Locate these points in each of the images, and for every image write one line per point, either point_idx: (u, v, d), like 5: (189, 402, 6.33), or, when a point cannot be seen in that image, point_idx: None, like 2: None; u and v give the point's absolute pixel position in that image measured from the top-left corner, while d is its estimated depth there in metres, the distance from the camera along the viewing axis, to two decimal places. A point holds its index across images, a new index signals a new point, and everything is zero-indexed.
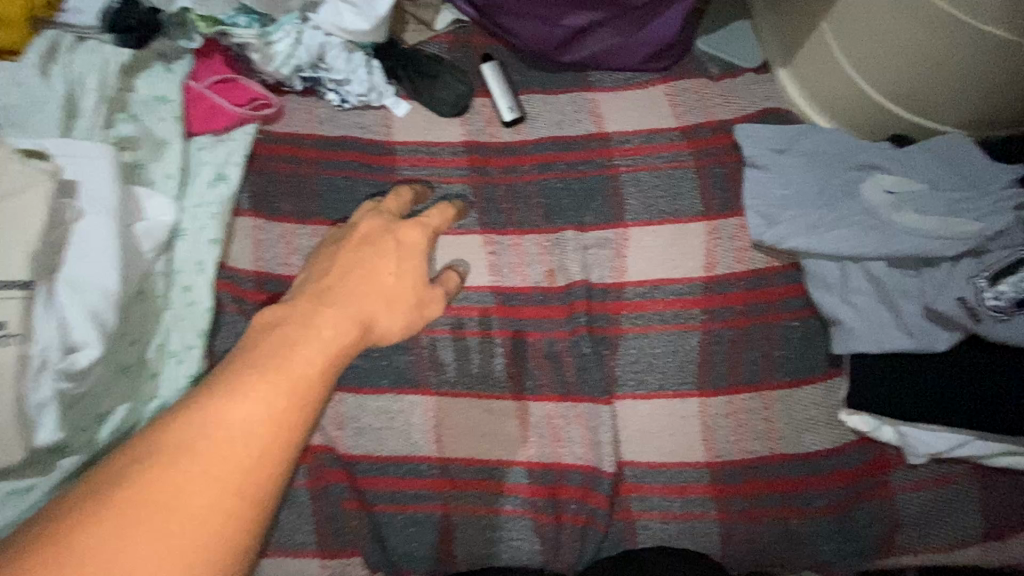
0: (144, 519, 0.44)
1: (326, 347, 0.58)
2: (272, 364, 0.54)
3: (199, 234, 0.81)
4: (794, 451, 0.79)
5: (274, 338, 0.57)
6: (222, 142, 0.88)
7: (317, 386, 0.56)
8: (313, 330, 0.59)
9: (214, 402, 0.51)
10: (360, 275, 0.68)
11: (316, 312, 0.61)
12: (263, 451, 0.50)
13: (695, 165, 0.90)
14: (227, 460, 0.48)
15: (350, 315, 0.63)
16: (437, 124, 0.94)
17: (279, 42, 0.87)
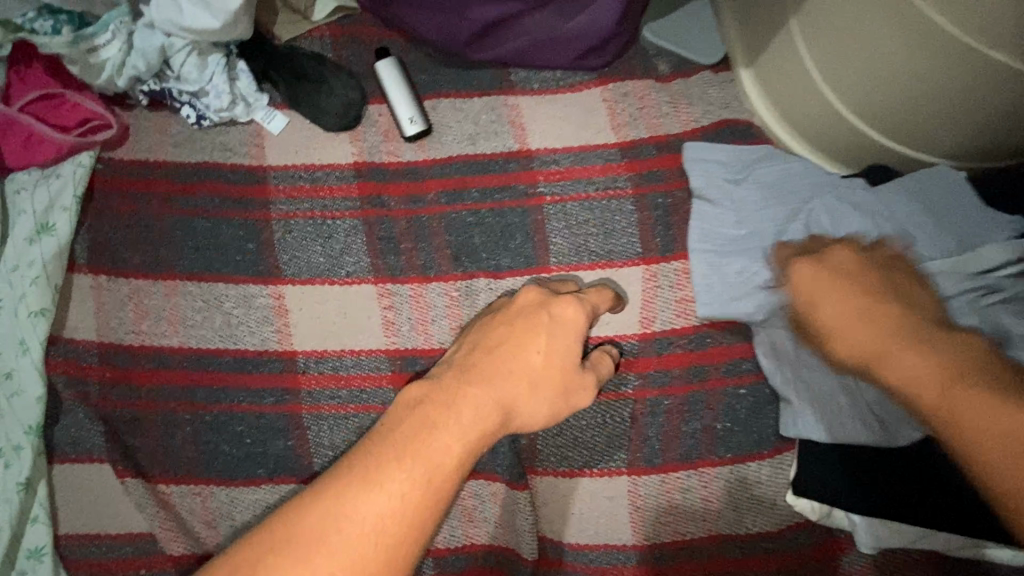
0: None
1: (467, 436, 0.52)
2: (413, 446, 0.50)
3: (20, 305, 0.66)
4: (732, 531, 0.71)
5: (416, 416, 0.52)
6: (48, 178, 0.71)
7: (453, 475, 0.50)
8: (454, 411, 0.53)
9: (346, 491, 0.47)
10: (513, 357, 0.60)
11: (461, 391, 0.55)
12: (387, 545, 0.46)
13: (634, 193, 0.75)
14: (351, 559, 0.45)
15: (489, 400, 0.55)
16: (322, 142, 0.77)
17: (106, 47, 0.70)
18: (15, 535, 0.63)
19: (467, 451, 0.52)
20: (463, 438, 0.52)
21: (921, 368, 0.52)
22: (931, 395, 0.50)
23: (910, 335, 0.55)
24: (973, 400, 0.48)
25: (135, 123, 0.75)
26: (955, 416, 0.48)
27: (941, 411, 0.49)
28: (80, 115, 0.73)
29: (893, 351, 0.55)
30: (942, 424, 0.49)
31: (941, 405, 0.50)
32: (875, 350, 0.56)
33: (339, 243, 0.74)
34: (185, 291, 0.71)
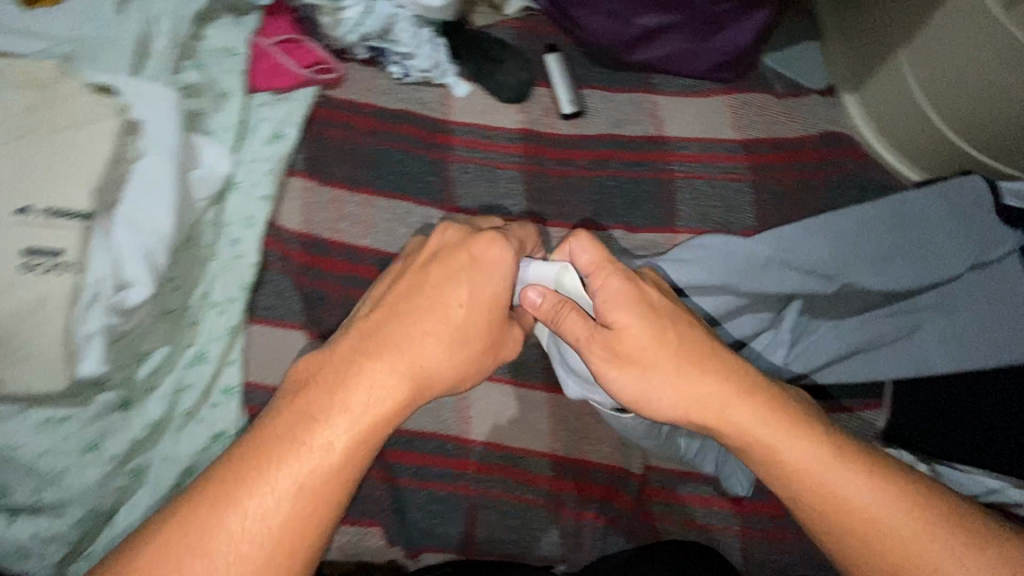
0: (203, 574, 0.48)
1: (367, 402, 0.54)
2: (351, 401, 0.54)
3: (253, 189, 0.82)
4: None
5: (314, 390, 0.55)
6: (282, 100, 0.88)
7: (378, 430, 0.54)
8: (350, 385, 0.55)
9: (231, 469, 0.51)
10: (409, 312, 0.59)
11: (354, 362, 0.56)
12: (323, 483, 0.51)
13: (752, 180, 0.89)
14: (299, 495, 0.50)
15: (404, 348, 0.57)
16: (496, 108, 0.94)
17: (349, 8, 0.88)
18: (217, 368, 0.75)
19: (401, 406, 0.56)
20: (387, 406, 0.55)
21: (786, 439, 0.56)
22: (768, 439, 0.56)
23: (746, 387, 0.58)
24: (808, 454, 0.55)
25: (350, 73, 0.93)
26: (781, 460, 0.56)
27: (761, 447, 0.57)
28: (314, 58, 0.90)
29: (714, 403, 0.57)
30: (761, 462, 0.57)
31: (763, 447, 0.57)
32: (759, 411, 0.57)
33: (497, 187, 0.89)
34: (369, 206, 0.86)
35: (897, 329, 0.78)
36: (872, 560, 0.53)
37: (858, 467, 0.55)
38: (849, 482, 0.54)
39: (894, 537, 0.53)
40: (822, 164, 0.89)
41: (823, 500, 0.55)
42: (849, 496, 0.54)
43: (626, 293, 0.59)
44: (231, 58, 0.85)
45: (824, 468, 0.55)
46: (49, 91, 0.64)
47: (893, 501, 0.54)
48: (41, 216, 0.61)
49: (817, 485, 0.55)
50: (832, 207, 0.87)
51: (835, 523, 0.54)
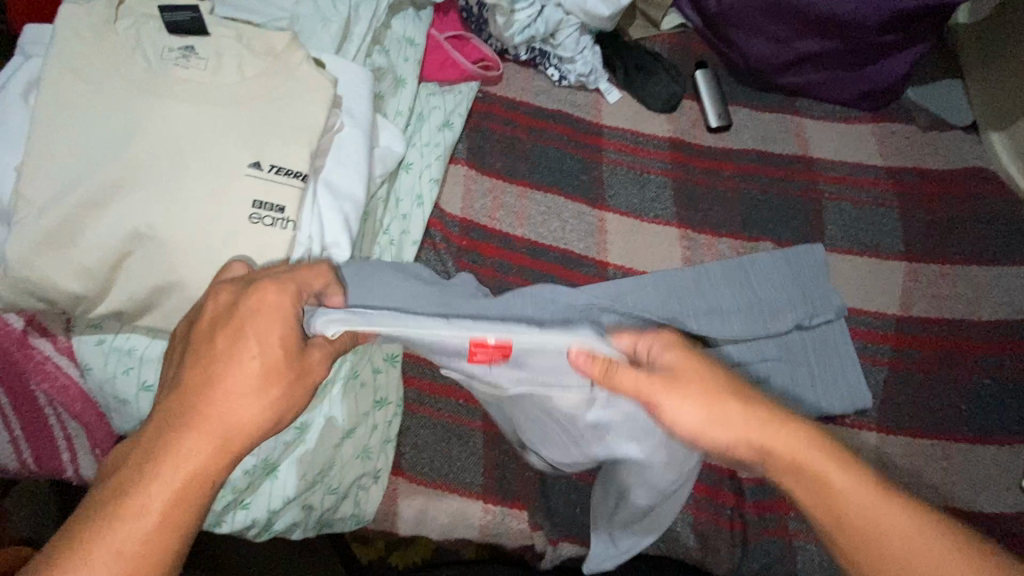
0: None
1: (191, 485, 0.44)
2: (168, 472, 0.44)
3: (424, 171, 0.86)
4: (969, 510, 0.75)
5: (128, 463, 0.45)
6: (448, 92, 0.92)
7: (188, 513, 0.44)
8: (162, 463, 0.44)
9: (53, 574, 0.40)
10: (260, 370, 0.47)
11: (168, 432, 0.45)
12: (158, 563, 0.42)
13: (898, 206, 0.90)
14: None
15: (248, 409, 0.47)
16: (646, 117, 0.97)
17: (521, 12, 0.92)
18: None
19: (210, 473, 0.45)
20: (193, 480, 0.44)
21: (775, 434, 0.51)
22: (762, 442, 0.50)
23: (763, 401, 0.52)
24: (826, 465, 0.49)
25: (508, 73, 0.98)
26: (812, 474, 0.49)
27: (810, 476, 0.49)
28: (479, 55, 0.95)
29: (773, 426, 0.51)
30: (803, 492, 0.50)
31: (811, 485, 0.49)
32: (752, 428, 0.51)
33: (645, 191, 0.91)
34: (524, 199, 0.89)
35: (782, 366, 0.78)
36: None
37: (863, 498, 0.48)
38: (810, 483, 0.49)
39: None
40: (972, 196, 0.90)
41: (876, 566, 0.46)
42: (889, 529, 0.47)
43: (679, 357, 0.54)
44: (409, 48, 0.89)
45: (840, 505, 0.48)
46: (281, 59, 0.69)
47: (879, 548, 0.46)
48: (271, 172, 0.65)
49: (867, 529, 0.47)
50: (983, 240, 0.87)
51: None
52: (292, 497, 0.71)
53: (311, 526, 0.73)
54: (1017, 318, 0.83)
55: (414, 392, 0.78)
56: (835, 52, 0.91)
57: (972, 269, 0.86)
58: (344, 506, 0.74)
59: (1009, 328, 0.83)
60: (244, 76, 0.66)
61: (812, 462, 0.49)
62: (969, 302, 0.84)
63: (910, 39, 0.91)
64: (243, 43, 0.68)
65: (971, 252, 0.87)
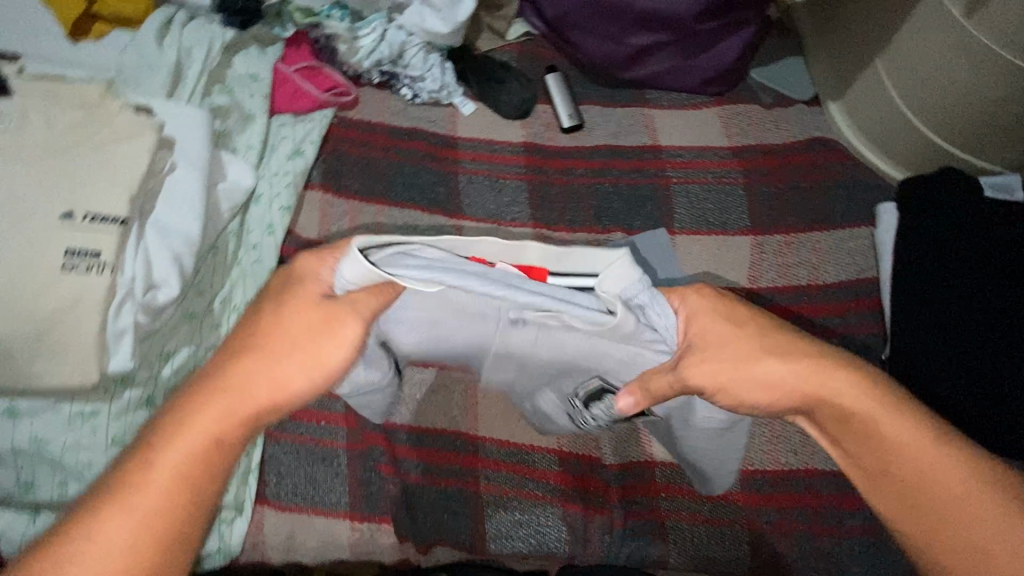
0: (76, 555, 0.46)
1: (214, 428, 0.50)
2: (209, 408, 0.50)
3: (275, 200, 0.88)
4: (828, 467, 0.81)
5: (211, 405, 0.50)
6: (301, 121, 0.94)
7: (205, 455, 0.50)
8: (198, 406, 0.50)
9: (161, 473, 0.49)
10: (277, 351, 0.52)
11: (209, 388, 0.51)
12: (186, 490, 0.49)
13: (745, 183, 0.93)
14: (146, 511, 0.47)
15: (261, 382, 0.51)
16: (501, 125, 0.99)
17: (364, 37, 0.96)
18: None
19: (228, 421, 0.50)
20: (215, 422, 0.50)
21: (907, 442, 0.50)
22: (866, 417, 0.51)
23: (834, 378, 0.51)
24: (875, 416, 0.51)
25: (365, 96, 0.99)
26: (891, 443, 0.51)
27: (859, 423, 0.51)
28: (331, 83, 0.96)
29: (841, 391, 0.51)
30: (850, 437, 0.52)
31: (855, 427, 0.51)
32: (810, 383, 0.52)
33: (497, 197, 0.94)
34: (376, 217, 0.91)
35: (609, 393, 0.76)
36: (949, 537, 0.49)
37: (911, 438, 0.50)
38: (927, 456, 0.50)
39: (945, 515, 0.49)
40: (811, 166, 0.93)
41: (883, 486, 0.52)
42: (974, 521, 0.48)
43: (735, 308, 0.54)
44: (255, 83, 0.91)
45: (915, 454, 0.50)
46: (97, 110, 0.71)
47: (910, 482, 0.50)
48: (84, 221, 0.66)
49: (922, 488, 0.50)
50: (823, 206, 0.91)
51: (908, 506, 0.51)
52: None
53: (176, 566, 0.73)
54: (859, 278, 0.86)
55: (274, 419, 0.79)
56: (669, 43, 0.96)
57: (814, 235, 0.89)
58: (208, 541, 0.74)
59: (852, 288, 0.86)
60: (56, 132, 0.69)
61: (919, 450, 0.50)
62: (815, 268, 0.87)
63: (734, 24, 0.95)
64: (55, 100, 0.70)
65: (813, 218, 0.90)
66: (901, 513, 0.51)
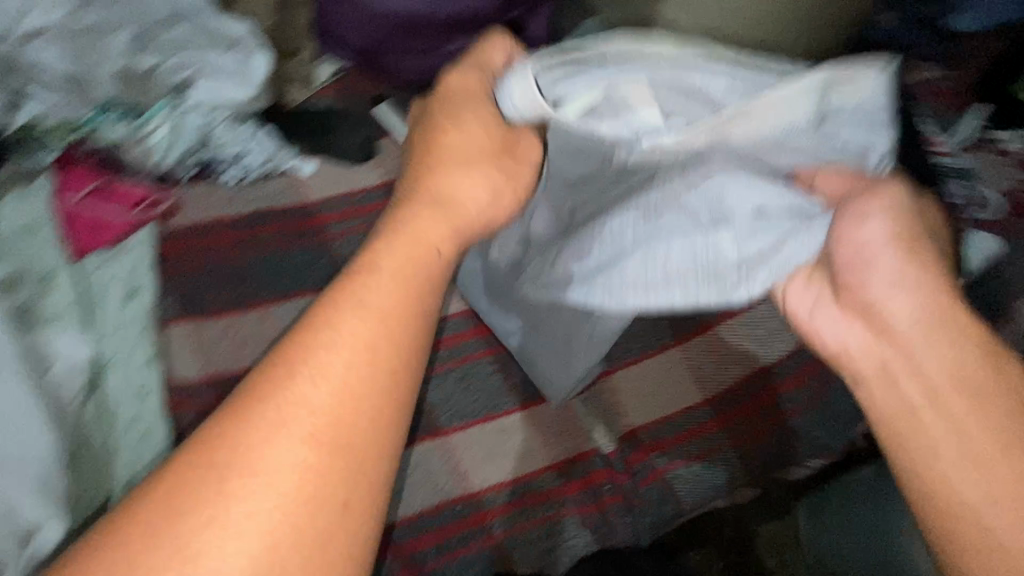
0: (189, 494, 0.44)
1: (354, 371, 0.49)
2: (312, 369, 0.49)
3: (137, 359, 0.72)
4: (767, 362, 0.89)
5: (306, 370, 0.49)
6: (119, 255, 0.78)
7: (353, 413, 0.48)
8: (327, 336, 0.50)
9: (258, 420, 0.47)
10: (338, 329, 0.51)
11: (334, 322, 0.51)
12: (332, 444, 0.47)
13: None
14: (296, 490, 0.45)
15: (334, 339, 0.50)
16: (349, 172, 0.91)
17: (155, 130, 0.82)
18: None
19: (368, 375, 0.50)
20: (332, 369, 0.49)
21: (956, 439, 0.52)
22: (910, 422, 0.55)
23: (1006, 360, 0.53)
24: (925, 418, 0.54)
25: (185, 199, 0.84)
26: (950, 493, 0.51)
27: (901, 429, 0.55)
28: (136, 196, 0.80)
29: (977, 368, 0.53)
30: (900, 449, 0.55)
31: (912, 453, 0.54)
32: (952, 384, 0.53)
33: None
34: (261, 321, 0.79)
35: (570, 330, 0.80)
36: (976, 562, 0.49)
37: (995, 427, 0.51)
38: (964, 482, 0.51)
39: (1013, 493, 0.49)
40: None
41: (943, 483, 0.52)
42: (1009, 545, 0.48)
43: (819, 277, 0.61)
44: (40, 232, 0.75)
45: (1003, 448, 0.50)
46: None
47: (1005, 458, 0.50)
48: None
49: (928, 489, 0.52)
50: None
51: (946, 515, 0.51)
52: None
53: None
54: None
55: None
56: None
57: None
58: None
59: None
60: None
61: (961, 473, 0.51)
62: None
63: None
64: None
65: None
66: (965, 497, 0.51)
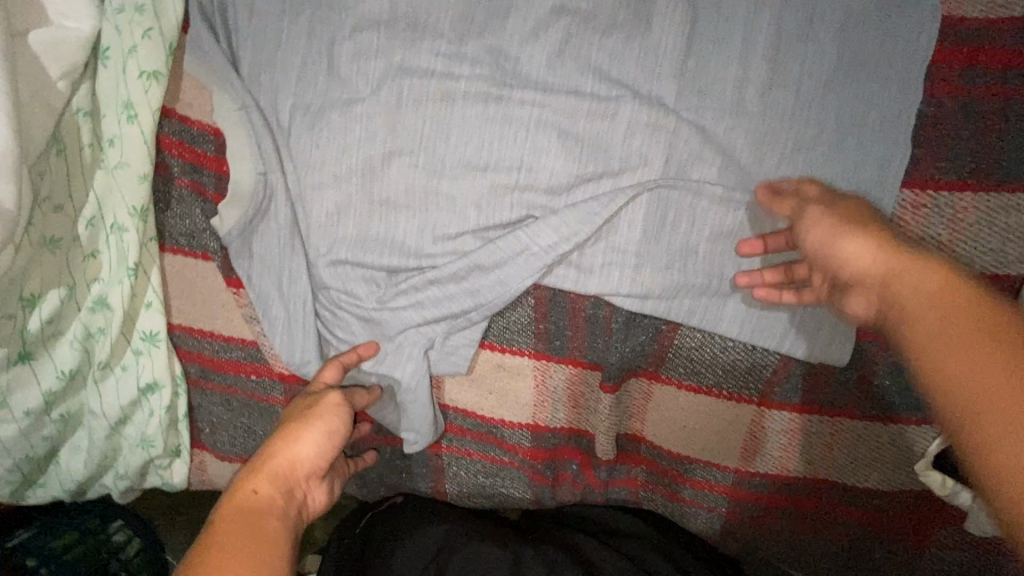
0: (952, 348, 0.37)
1: (245, 544, 0.48)
2: (232, 547, 0.48)
3: (128, 61, 0.55)
4: (838, 481, 0.68)
5: (238, 520, 0.50)
6: None
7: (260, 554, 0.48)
8: (235, 542, 0.48)
9: (883, 252, 0.46)
10: (292, 449, 0.56)
11: (224, 546, 0.48)
12: (254, 534, 0.49)
13: (894, 87, 0.57)
14: (941, 314, 0.39)
15: (260, 500, 0.52)
16: None
17: None
18: (128, 315, 0.61)
19: (261, 530, 0.50)
20: (248, 536, 0.49)
21: (966, 364, 0.35)
22: (938, 342, 0.38)
23: (1006, 320, 0.36)
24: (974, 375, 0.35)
25: None
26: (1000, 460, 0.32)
27: (968, 394, 0.34)
28: None
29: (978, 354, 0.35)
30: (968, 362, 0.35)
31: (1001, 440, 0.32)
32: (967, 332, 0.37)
33: (472, 70, 0.58)
34: (296, 89, 0.58)
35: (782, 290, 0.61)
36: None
37: (962, 313, 0.38)
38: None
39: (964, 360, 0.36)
40: (1014, 75, 0.55)
41: (942, 337, 0.38)
42: (995, 400, 0.33)
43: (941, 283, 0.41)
44: None
45: (950, 291, 0.40)
46: None
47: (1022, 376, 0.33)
48: None
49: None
50: (998, 148, 0.57)
51: (929, 363, 0.38)
52: (59, 475, 0.66)
53: (77, 495, 0.69)
54: (993, 274, 0.59)
55: (196, 367, 0.66)
56: None
57: (962, 200, 0.58)
58: (148, 479, 0.69)
59: None
60: None
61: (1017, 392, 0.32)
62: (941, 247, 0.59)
63: None
64: None
65: (970, 165, 0.57)
66: (950, 386, 0.36)
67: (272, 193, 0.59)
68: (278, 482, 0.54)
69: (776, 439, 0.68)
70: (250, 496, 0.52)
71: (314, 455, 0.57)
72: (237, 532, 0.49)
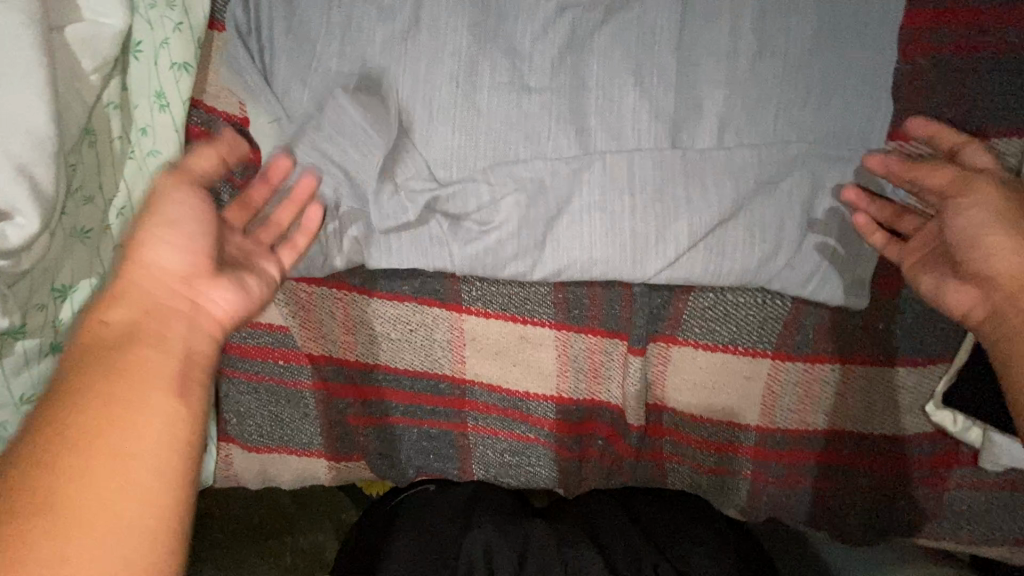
0: None
1: (131, 418, 0.41)
2: (112, 431, 0.40)
3: (159, 54, 0.57)
4: (856, 430, 0.71)
5: (118, 375, 0.42)
6: None
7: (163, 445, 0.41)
8: (124, 414, 0.41)
9: (1007, 283, 0.54)
10: (173, 320, 0.47)
11: (109, 429, 0.40)
12: (148, 415, 0.42)
13: (873, 51, 0.62)
14: None
15: (146, 355, 0.44)
16: None
17: None
18: None
19: (149, 400, 0.42)
20: (138, 411, 0.42)
21: None
22: None
23: None
24: None
25: None
26: None
27: None
28: None
29: None
30: None
31: None
32: None
33: (485, 55, 0.62)
34: (317, 80, 0.61)
35: (790, 244, 0.64)
36: None
37: None
38: None
39: None
40: (981, 32, 0.61)
41: None
42: None
43: (1010, 243, 0.54)
44: None
45: None
46: None
47: None
48: None
49: None
50: (970, 100, 0.62)
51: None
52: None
53: None
54: None
55: None
56: None
57: None
58: None
59: None
60: None
61: None
62: None
63: None
64: None
65: (947, 116, 0.63)
66: None
67: (299, 180, 0.63)
68: (164, 336, 0.46)
69: (795, 393, 0.70)
70: (125, 352, 0.44)
71: (212, 304, 0.49)
72: (109, 416, 0.41)
